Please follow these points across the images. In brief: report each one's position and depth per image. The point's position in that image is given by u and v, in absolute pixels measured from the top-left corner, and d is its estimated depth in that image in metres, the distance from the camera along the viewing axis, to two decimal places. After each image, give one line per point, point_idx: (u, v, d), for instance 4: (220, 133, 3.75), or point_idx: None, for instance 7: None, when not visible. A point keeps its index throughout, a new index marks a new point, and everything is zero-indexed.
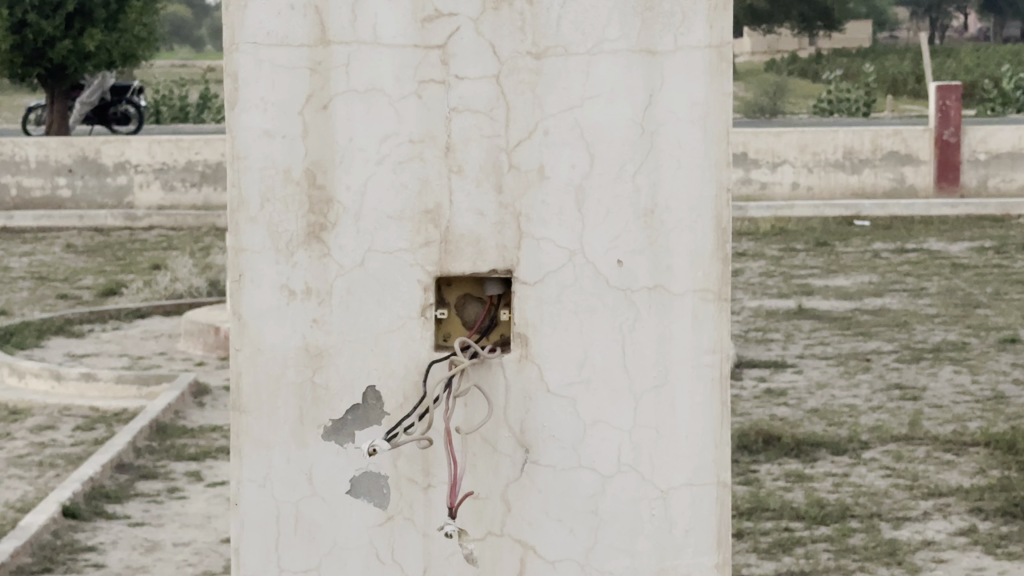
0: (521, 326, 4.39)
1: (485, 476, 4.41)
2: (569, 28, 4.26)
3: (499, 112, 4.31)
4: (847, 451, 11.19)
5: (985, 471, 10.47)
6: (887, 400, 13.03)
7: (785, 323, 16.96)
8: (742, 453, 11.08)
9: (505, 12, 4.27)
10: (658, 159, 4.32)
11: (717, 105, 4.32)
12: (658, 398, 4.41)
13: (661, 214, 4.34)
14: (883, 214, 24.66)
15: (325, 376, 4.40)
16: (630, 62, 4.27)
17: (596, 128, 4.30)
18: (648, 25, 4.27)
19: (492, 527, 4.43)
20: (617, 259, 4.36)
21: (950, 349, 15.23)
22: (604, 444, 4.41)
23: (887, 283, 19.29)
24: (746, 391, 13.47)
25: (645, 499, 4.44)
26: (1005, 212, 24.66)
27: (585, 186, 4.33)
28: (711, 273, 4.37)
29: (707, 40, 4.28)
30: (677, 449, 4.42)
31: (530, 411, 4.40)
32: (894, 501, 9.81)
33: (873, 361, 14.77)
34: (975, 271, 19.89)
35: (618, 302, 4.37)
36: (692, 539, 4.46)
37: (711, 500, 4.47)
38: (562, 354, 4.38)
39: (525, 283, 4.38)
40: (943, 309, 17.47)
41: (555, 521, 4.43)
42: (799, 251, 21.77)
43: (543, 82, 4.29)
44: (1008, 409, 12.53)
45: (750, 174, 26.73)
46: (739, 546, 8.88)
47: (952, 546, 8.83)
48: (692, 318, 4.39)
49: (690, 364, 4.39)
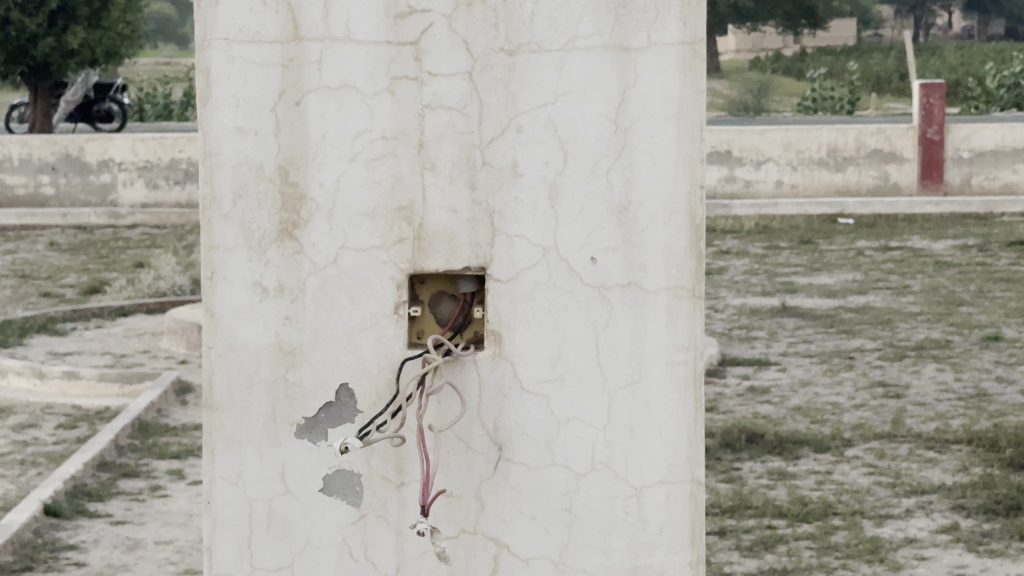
0: (495, 323, 4.31)
1: (458, 474, 4.34)
2: (542, 25, 4.18)
3: (472, 109, 4.23)
4: (830, 448, 11.19)
5: (967, 469, 10.47)
6: (870, 398, 13.04)
7: (769, 321, 16.97)
8: (725, 451, 11.07)
9: (478, 9, 4.19)
10: (632, 155, 4.25)
11: (691, 102, 4.24)
12: (632, 397, 4.35)
13: (635, 212, 4.27)
14: (868, 212, 24.69)
15: (297, 375, 4.33)
16: (603, 59, 4.20)
17: (569, 126, 4.22)
18: (622, 22, 4.19)
19: (466, 525, 4.37)
20: (592, 256, 4.29)
21: (934, 347, 15.24)
22: (577, 443, 4.34)
23: (871, 280, 19.31)
24: (730, 389, 13.46)
25: (619, 498, 4.38)
26: (988, 210, 24.71)
27: (559, 183, 4.25)
28: (685, 270, 4.31)
29: (681, 36, 4.20)
30: (651, 447, 4.36)
31: (504, 410, 4.33)
32: (877, 499, 9.81)
33: (857, 359, 14.79)
34: (959, 269, 19.92)
35: (592, 299, 4.30)
36: (666, 537, 4.41)
37: (684, 498, 4.41)
38: (536, 352, 4.31)
39: (497, 280, 4.30)
40: (927, 307, 17.50)
41: (529, 520, 4.37)
42: (783, 249, 21.80)
43: (517, 79, 4.21)
44: (991, 407, 12.54)
45: (734, 172, 26.75)
46: (721, 544, 8.87)
47: (933, 544, 8.83)
48: (667, 316, 4.33)
49: (664, 361, 4.33)
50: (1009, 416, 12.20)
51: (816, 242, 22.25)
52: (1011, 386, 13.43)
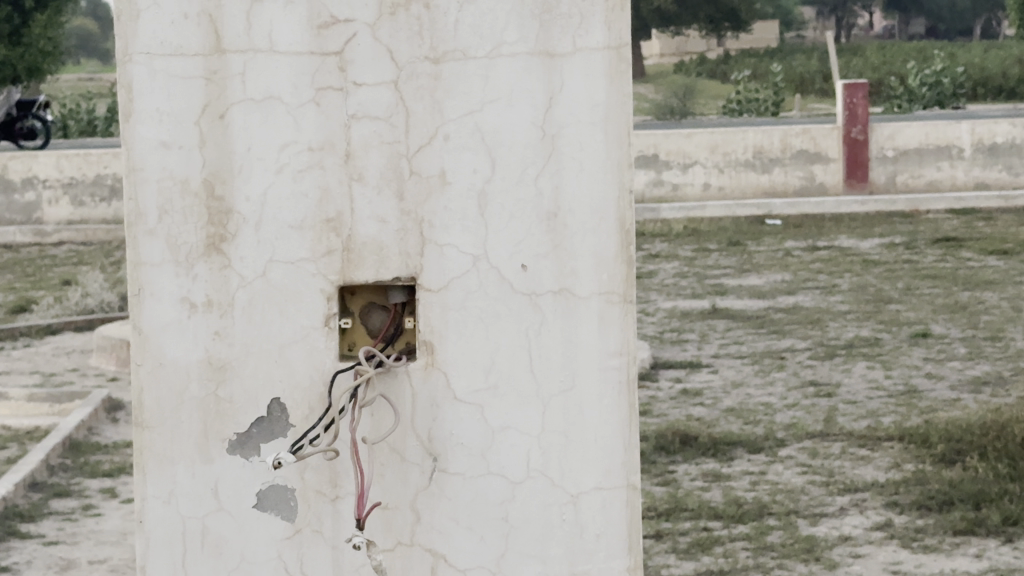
0: (426, 332, 4.30)
1: (394, 485, 4.31)
2: (467, 32, 4.17)
3: (398, 118, 4.20)
4: (763, 448, 11.22)
5: (900, 466, 10.52)
6: (802, 397, 13.09)
7: (699, 323, 17.00)
8: (660, 454, 11.09)
9: (403, 17, 4.17)
10: (559, 161, 4.24)
11: (618, 106, 4.24)
12: (566, 402, 4.34)
13: (565, 217, 4.26)
14: (795, 212, 24.80)
15: (228, 387, 4.29)
16: (528, 65, 4.19)
17: (494, 131, 4.21)
18: (546, 27, 4.19)
19: (402, 537, 4.34)
20: (522, 263, 4.27)
21: (863, 345, 15.32)
22: (512, 450, 4.33)
23: (800, 280, 19.39)
24: (663, 392, 13.49)
25: (555, 505, 4.36)
26: (914, 208, 24.88)
27: (487, 190, 4.24)
28: (616, 274, 4.31)
29: (605, 41, 4.21)
30: (586, 452, 4.35)
31: (438, 419, 4.31)
32: (811, 497, 9.85)
33: (788, 358, 14.85)
34: (886, 267, 20.02)
35: (524, 306, 4.29)
36: (602, 544, 4.40)
37: (621, 503, 4.40)
38: (468, 360, 4.30)
39: (428, 290, 4.28)
40: (856, 306, 17.57)
41: (465, 529, 4.35)
42: (711, 251, 21.87)
43: (442, 87, 4.19)
44: (921, 403, 12.60)
45: (661, 176, 26.81)
46: (658, 547, 8.87)
47: (876, 538, 8.86)
48: (598, 320, 4.32)
49: (597, 366, 4.33)
50: (939, 412, 12.27)
51: (744, 243, 22.37)
52: (941, 382, 13.51)
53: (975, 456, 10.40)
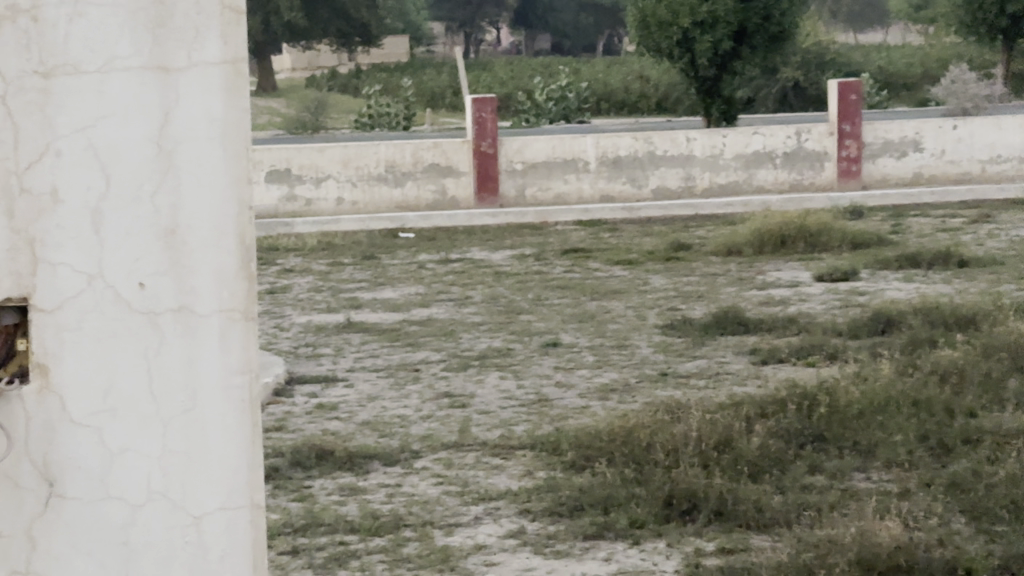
0: (39, 355, 4.94)
1: (7, 508, 4.98)
2: (75, 45, 4.86)
3: (6, 131, 4.85)
4: (398, 459, 11.33)
5: (531, 474, 10.83)
6: (434, 409, 13.27)
7: (336, 337, 17.09)
8: (293, 466, 11.04)
9: (6, 27, 4.82)
10: (169, 173, 4.94)
11: (232, 122, 4.97)
12: (185, 420, 5.02)
13: (181, 234, 4.96)
14: (493, 224, 25.77)
15: (190, 332, 4.98)
16: (142, 76, 4.89)
17: (107, 144, 4.91)
18: (158, 42, 4.88)
19: (16, 562, 5.00)
20: (139, 281, 4.95)
21: (499, 356, 15.70)
22: (130, 471, 5.00)
23: (430, 293, 19.87)
24: (289, 407, 13.42)
25: (177, 526, 5.05)
26: (662, 229, 25.45)
27: (98, 208, 4.93)
28: (235, 292, 5.00)
29: (220, 55, 4.91)
30: (201, 468, 5.03)
31: (51, 446, 4.96)
32: (447, 509, 10.01)
33: (422, 371, 15.07)
34: (518, 278, 20.95)
35: (141, 325, 4.96)
36: (227, 564, 5.08)
37: (244, 523, 5.09)
38: (78, 385, 4.95)
39: (39, 309, 4.93)
40: (488, 318, 18.07)
41: (87, 544, 5.00)
42: (357, 262, 22.52)
43: (48, 99, 4.86)
44: (556, 411, 12.99)
45: (297, 189, 26.74)
46: (285, 562, 8.84)
47: (717, 476, 10.07)
48: (216, 338, 5.00)
49: (216, 384, 5.02)
50: (571, 421, 12.58)
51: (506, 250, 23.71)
52: (576, 390, 13.87)
53: (790, 415, 11.68)
